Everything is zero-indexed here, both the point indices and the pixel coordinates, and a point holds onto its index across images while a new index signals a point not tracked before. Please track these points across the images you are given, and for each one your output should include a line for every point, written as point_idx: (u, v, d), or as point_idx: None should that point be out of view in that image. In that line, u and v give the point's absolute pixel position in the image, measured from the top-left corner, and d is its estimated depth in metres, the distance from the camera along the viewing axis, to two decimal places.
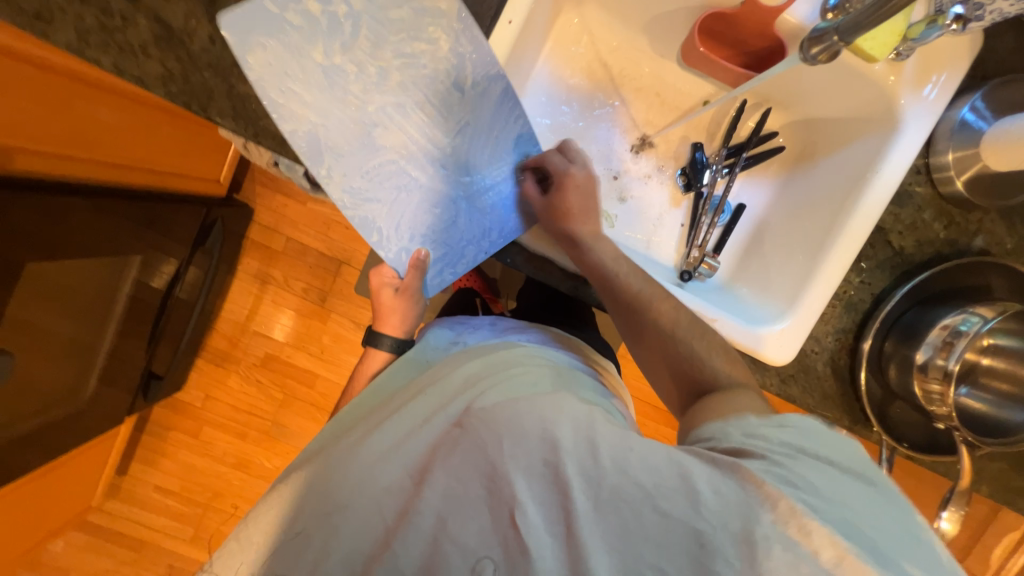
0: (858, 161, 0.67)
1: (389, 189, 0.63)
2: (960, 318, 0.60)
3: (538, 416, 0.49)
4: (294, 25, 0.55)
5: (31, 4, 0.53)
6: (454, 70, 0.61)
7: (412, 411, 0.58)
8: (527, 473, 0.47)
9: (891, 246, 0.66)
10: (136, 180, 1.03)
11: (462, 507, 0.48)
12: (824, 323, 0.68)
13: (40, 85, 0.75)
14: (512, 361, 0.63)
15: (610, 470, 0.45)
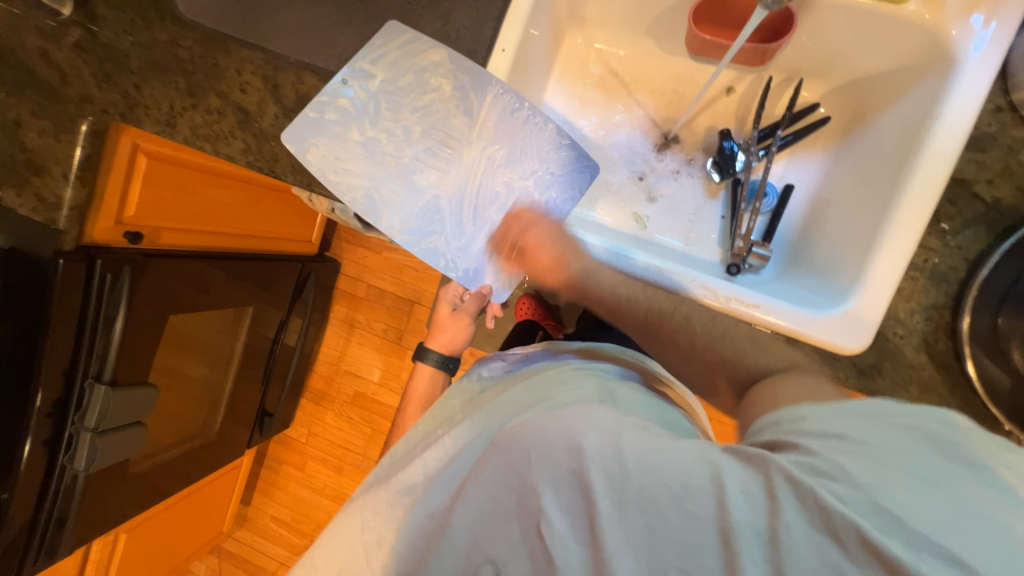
0: (917, 111, 0.59)
1: (441, 220, 0.69)
2: None
3: (565, 429, 0.48)
4: (333, 120, 0.67)
5: (164, 116, 0.74)
6: (462, 103, 0.68)
7: (457, 435, 0.63)
8: (551, 482, 0.46)
9: (980, 200, 0.55)
10: (249, 246, 1.28)
11: (485, 512, 0.48)
12: (905, 300, 0.57)
13: (181, 179, 1.00)
14: (558, 383, 0.63)
15: (636, 473, 0.43)
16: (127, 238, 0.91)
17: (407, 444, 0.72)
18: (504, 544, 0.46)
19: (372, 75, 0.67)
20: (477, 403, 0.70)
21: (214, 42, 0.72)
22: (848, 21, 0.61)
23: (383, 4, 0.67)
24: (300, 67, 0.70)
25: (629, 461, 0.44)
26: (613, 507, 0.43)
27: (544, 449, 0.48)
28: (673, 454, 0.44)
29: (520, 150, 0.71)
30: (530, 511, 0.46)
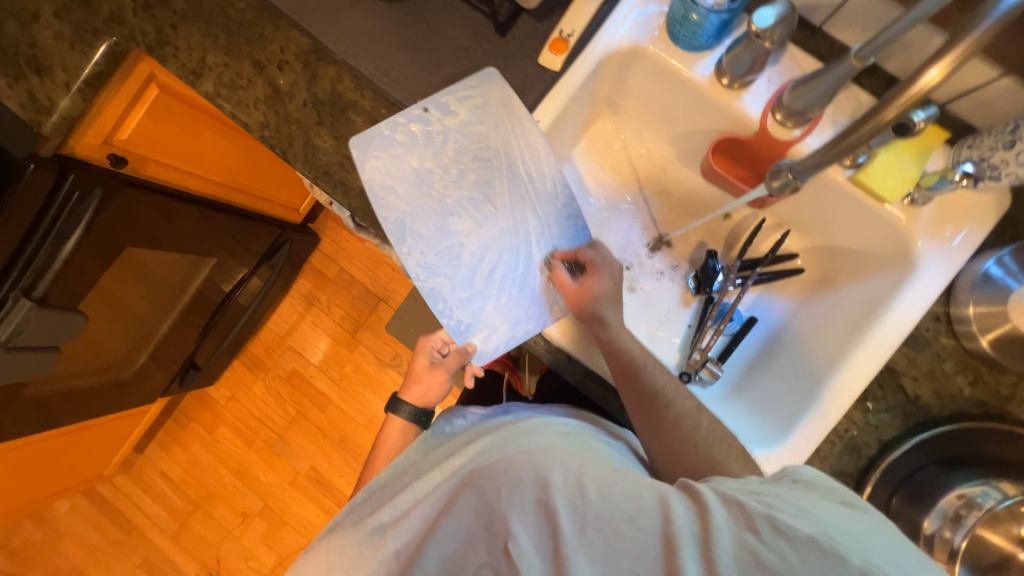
0: (874, 295, 0.66)
1: (458, 266, 0.68)
2: (979, 489, 0.55)
3: (533, 463, 0.50)
4: (400, 141, 0.67)
5: (192, 64, 0.73)
6: (517, 174, 0.69)
7: (426, 478, 0.61)
8: (520, 509, 0.46)
9: (903, 392, 0.62)
10: (233, 200, 1.23)
11: (460, 547, 0.49)
12: (819, 460, 0.62)
13: (184, 118, 0.96)
14: (525, 431, 0.64)
15: (595, 498, 0.45)
16: (109, 160, 0.88)
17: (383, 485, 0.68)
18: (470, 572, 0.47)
19: (455, 115, 0.67)
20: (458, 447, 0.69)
21: (267, 13, 0.72)
22: (843, 201, 0.67)
23: (444, 38, 0.69)
24: (343, 68, 0.71)
25: (587, 486, 0.46)
26: (576, 531, 0.44)
27: (507, 473, 0.50)
28: (622, 481, 0.47)
29: (556, 237, 0.72)
30: (495, 536, 0.47)
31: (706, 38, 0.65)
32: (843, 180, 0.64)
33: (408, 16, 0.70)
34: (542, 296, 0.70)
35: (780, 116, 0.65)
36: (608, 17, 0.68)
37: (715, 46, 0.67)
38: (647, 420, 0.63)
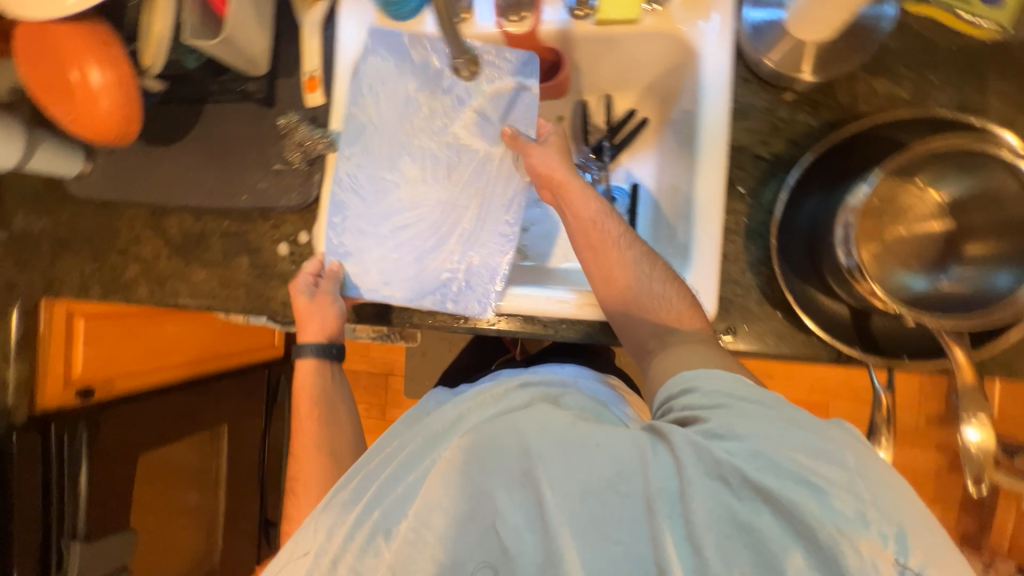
0: (690, 99, 0.66)
1: (371, 198, 0.69)
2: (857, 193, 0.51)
3: (516, 430, 0.46)
4: (415, 65, 0.69)
5: (77, 282, 0.82)
6: (478, 164, 0.69)
7: (387, 462, 0.55)
8: (505, 485, 0.44)
9: (763, 159, 0.61)
10: (214, 363, 1.27)
11: (442, 530, 0.44)
12: (734, 262, 0.62)
13: (125, 329, 1.06)
14: (504, 391, 0.57)
15: (578, 465, 0.43)
16: (77, 398, 0.98)
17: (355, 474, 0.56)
18: (456, 541, 0.44)
19: (483, 75, 0.67)
20: (435, 426, 0.56)
21: (104, 208, 0.81)
22: (615, 42, 0.68)
23: (232, 136, 0.74)
24: (178, 211, 0.79)
25: (571, 456, 0.44)
26: (563, 502, 0.42)
27: (497, 454, 0.45)
28: (609, 443, 0.44)
29: (485, 241, 0.67)
30: (485, 518, 0.44)
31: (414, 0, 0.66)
32: (596, 29, 0.66)
33: (198, 140, 0.76)
34: (428, 280, 0.67)
35: (514, 17, 0.66)
36: (334, 34, 0.70)
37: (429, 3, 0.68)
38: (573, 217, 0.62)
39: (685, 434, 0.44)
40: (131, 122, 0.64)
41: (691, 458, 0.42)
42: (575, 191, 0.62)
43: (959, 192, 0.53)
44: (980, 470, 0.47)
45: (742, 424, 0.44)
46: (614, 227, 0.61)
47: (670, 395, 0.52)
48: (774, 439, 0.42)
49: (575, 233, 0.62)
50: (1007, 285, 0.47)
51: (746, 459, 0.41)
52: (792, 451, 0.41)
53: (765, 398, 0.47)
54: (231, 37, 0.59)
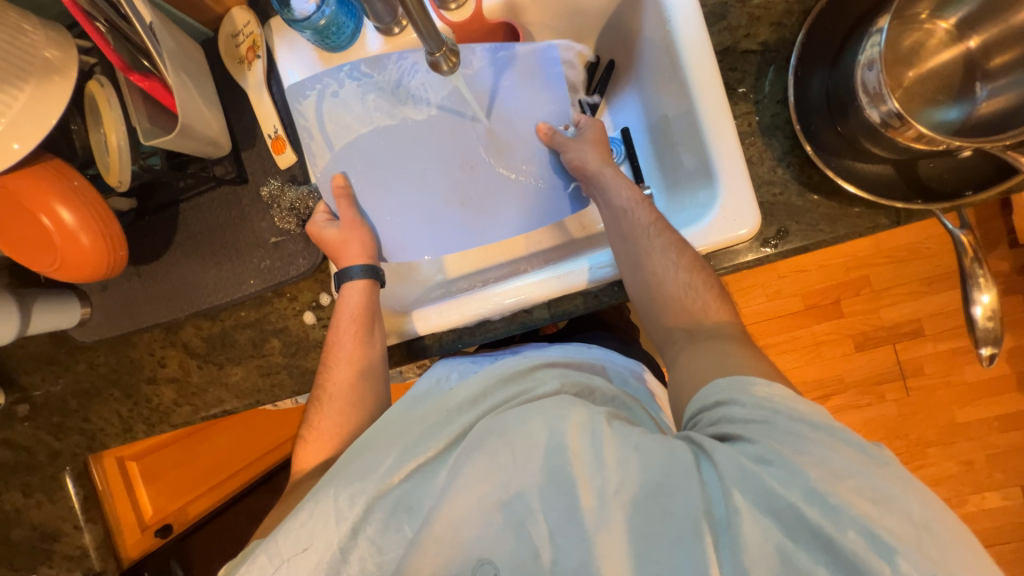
0: (654, 20, 0.63)
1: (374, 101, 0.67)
2: (874, 40, 0.48)
3: (548, 422, 0.47)
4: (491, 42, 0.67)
5: (119, 425, 0.79)
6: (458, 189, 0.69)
7: (402, 441, 0.51)
8: (537, 478, 0.45)
9: (752, 52, 0.59)
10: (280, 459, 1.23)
11: (476, 516, 0.45)
12: (760, 163, 0.59)
13: (176, 457, 1.03)
14: (526, 368, 0.57)
15: (613, 469, 0.44)
16: (158, 536, 0.98)
17: (368, 446, 0.52)
18: (479, 530, 0.44)
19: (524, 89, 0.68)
20: (459, 399, 0.54)
21: (119, 342, 0.78)
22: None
23: (218, 227, 0.71)
24: (193, 318, 0.75)
25: (606, 461, 0.44)
26: (598, 503, 0.43)
27: (528, 452, 0.46)
28: (648, 448, 0.44)
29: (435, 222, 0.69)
30: (517, 516, 0.44)
31: (349, 22, 0.64)
32: None
33: (185, 242, 0.72)
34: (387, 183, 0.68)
35: (454, 5, 0.63)
36: (283, 88, 0.68)
37: (362, 20, 0.66)
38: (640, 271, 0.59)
39: (731, 455, 0.41)
40: (115, 250, 0.61)
41: (740, 482, 0.40)
42: (607, 180, 0.63)
43: (971, 7, 0.50)
44: None
45: (799, 452, 0.40)
46: (646, 215, 0.60)
47: (707, 403, 0.48)
48: (836, 473, 0.39)
49: (610, 221, 0.62)
50: None
51: (802, 497, 0.38)
52: (853, 490, 0.38)
53: (811, 416, 0.43)
54: (188, 125, 0.56)
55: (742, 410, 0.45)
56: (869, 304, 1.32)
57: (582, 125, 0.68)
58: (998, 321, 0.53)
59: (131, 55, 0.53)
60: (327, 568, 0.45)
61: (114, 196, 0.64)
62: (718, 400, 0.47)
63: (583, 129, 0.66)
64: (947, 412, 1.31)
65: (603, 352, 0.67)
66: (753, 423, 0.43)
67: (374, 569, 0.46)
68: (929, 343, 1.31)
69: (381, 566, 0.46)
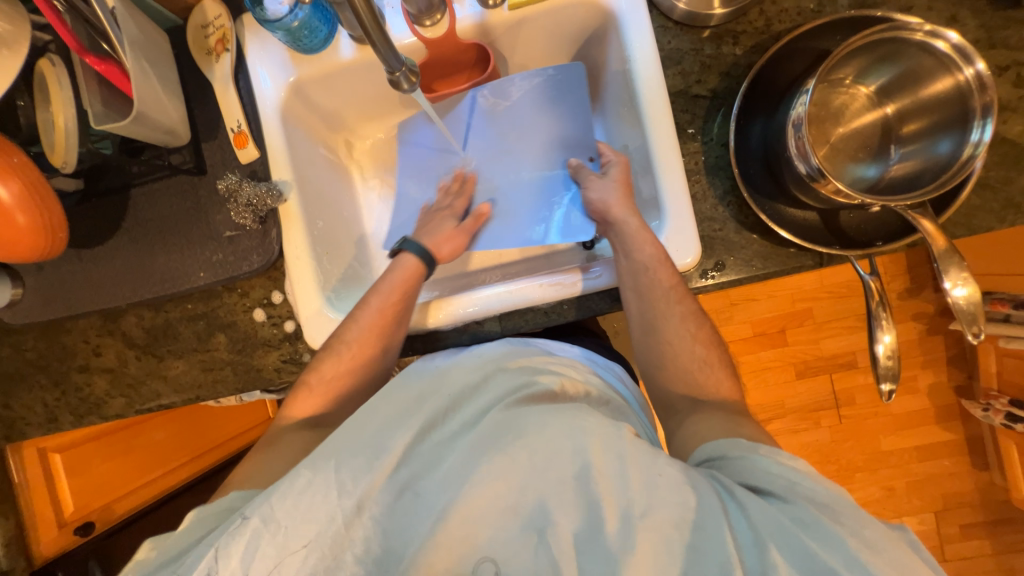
0: (617, 57, 0.67)
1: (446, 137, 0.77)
2: (803, 99, 0.53)
3: (572, 431, 0.45)
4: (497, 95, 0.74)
5: (43, 415, 0.75)
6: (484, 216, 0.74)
7: (414, 432, 0.49)
8: (556, 489, 0.43)
9: (702, 97, 0.64)
10: (221, 459, 1.19)
11: (488, 519, 0.43)
12: (705, 199, 0.64)
13: (110, 448, 0.99)
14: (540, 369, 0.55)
15: (639, 492, 0.41)
16: (78, 534, 0.92)
17: (372, 426, 0.49)
18: (495, 532, 0.42)
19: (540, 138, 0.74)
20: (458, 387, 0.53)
21: (51, 327, 0.75)
22: (535, 23, 0.69)
23: (170, 216, 0.69)
24: (137, 308, 0.73)
25: (631, 480, 0.42)
26: (615, 522, 0.41)
27: (547, 456, 0.44)
28: (673, 476, 0.42)
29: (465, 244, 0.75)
30: (539, 522, 0.42)
31: (322, 27, 0.64)
32: (510, 15, 0.66)
33: (134, 229, 0.70)
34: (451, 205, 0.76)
35: (428, 21, 0.63)
36: (250, 83, 0.67)
37: (337, 26, 0.67)
38: (653, 306, 0.60)
39: (769, 511, 0.40)
40: (53, 235, 0.59)
41: (776, 536, 0.39)
42: (630, 231, 0.62)
43: (886, 79, 0.56)
44: (974, 319, 0.50)
45: (833, 520, 0.39)
46: (667, 277, 0.59)
47: (728, 454, 0.48)
48: (869, 542, 0.38)
49: (629, 275, 0.61)
50: (950, 149, 0.51)
51: (841, 562, 0.36)
52: (887, 566, 0.36)
53: (843, 491, 0.42)
54: (144, 113, 0.55)
55: (774, 468, 0.44)
56: (811, 335, 1.41)
57: (609, 162, 0.68)
58: (897, 360, 0.59)
59: (90, 38, 0.52)
60: (329, 546, 0.43)
61: (57, 176, 0.62)
62: (747, 455, 0.46)
63: (610, 170, 0.67)
64: (874, 439, 1.41)
65: (590, 355, 0.67)
66: (781, 481, 0.43)
67: (379, 555, 0.44)
68: (862, 374, 1.40)
69: (386, 553, 0.44)
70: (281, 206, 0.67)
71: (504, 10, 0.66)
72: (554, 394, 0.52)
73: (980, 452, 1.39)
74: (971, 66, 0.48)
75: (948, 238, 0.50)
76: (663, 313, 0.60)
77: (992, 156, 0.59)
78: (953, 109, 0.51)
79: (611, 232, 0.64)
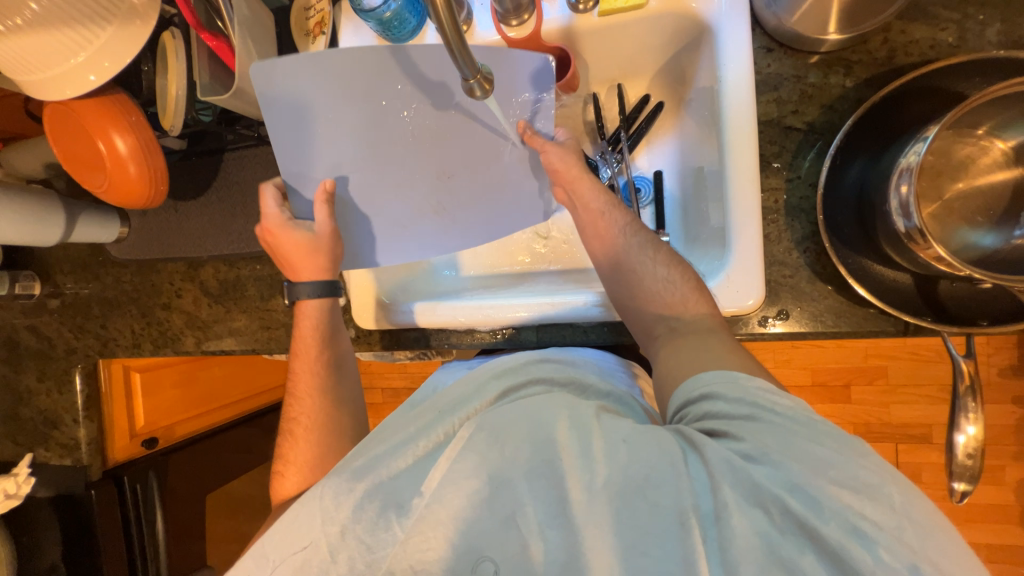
0: (709, 73, 0.62)
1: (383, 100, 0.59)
2: (916, 149, 0.47)
3: (538, 422, 0.44)
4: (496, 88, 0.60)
5: (130, 341, 0.86)
6: (441, 200, 0.65)
7: (392, 449, 0.47)
8: (526, 476, 0.42)
9: (795, 130, 0.58)
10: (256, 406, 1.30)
11: (462, 513, 0.41)
12: (778, 242, 0.59)
13: (173, 376, 1.09)
14: (533, 380, 0.50)
15: (602, 466, 0.41)
16: (144, 446, 1.03)
17: (357, 453, 0.49)
18: (468, 526, 0.41)
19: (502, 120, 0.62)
20: (447, 402, 0.49)
21: (144, 266, 0.84)
22: (624, 31, 0.66)
23: (253, 182, 0.75)
24: (212, 261, 0.81)
25: (595, 456, 0.41)
26: (581, 492, 0.40)
27: (517, 450, 0.43)
28: (637, 443, 0.41)
29: (421, 236, 0.67)
30: (506, 509, 0.41)
31: (412, 19, 0.66)
32: (600, 21, 0.64)
33: (222, 189, 0.77)
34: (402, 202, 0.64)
35: (515, 21, 0.64)
36: None
37: (426, 19, 0.68)
38: (620, 280, 0.60)
39: (720, 450, 0.39)
40: (156, 185, 0.65)
41: (727, 474, 0.38)
42: (593, 186, 0.63)
43: None
44: None
45: (790, 452, 0.38)
46: (630, 225, 0.62)
47: (689, 397, 0.46)
48: (821, 460, 0.37)
49: (597, 239, 0.63)
50: None
51: (785, 488, 0.37)
52: (838, 483, 0.36)
53: (799, 408, 0.42)
54: (242, 89, 0.60)
55: (731, 403, 0.43)
56: (880, 396, 1.26)
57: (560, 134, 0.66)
58: (978, 461, 0.51)
59: (207, 15, 0.57)
60: (316, 566, 0.43)
61: (166, 136, 0.69)
62: (703, 387, 0.45)
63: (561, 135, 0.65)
64: None
65: (613, 365, 0.62)
66: (738, 417, 0.42)
67: (364, 571, 0.42)
68: (933, 451, 1.25)
69: (370, 566, 0.42)
70: None
71: (593, 15, 0.63)
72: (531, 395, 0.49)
73: None
74: None
75: None
76: None
77: None
78: None
79: (573, 191, 0.64)
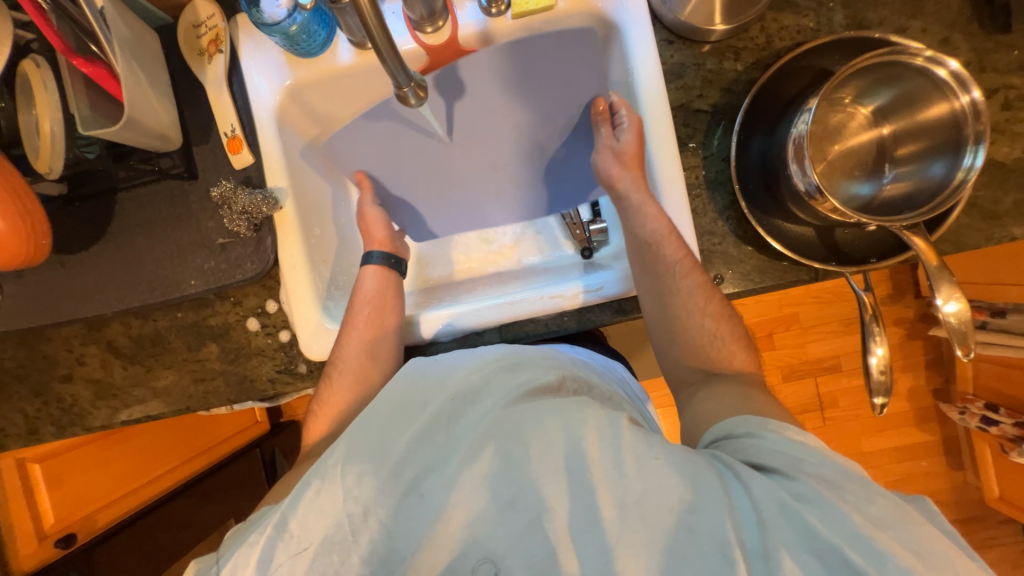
0: (621, 68, 0.67)
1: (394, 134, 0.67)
2: (804, 120, 0.54)
3: (563, 423, 0.46)
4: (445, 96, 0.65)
5: (23, 426, 0.72)
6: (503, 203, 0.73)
7: (418, 447, 0.47)
8: (553, 470, 0.43)
9: (703, 112, 0.65)
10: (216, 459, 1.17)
11: (482, 513, 0.43)
12: (705, 214, 0.64)
13: (91, 456, 0.96)
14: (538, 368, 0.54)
15: (634, 477, 0.42)
16: (60, 547, 0.87)
17: (372, 430, 0.49)
18: (494, 529, 0.42)
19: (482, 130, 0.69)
20: (460, 387, 0.52)
21: (30, 335, 0.72)
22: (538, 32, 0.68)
23: (159, 221, 0.67)
24: (121, 316, 0.71)
25: (628, 469, 0.42)
26: (614, 510, 0.41)
27: (545, 449, 0.45)
28: (671, 462, 0.42)
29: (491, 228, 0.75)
30: (530, 512, 0.42)
31: (321, 31, 0.63)
32: (514, 23, 0.66)
33: (120, 234, 0.67)
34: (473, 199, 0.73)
35: (430, 28, 0.63)
36: (244, 87, 0.65)
37: (336, 30, 0.65)
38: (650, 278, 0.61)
39: (770, 489, 0.40)
40: (34, 241, 0.56)
41: (778, 516, 0.38)
42: (633, 208, 0.62)
43: (883, 101, 0.58)
44: (964, 336, 0.51)
45: (837, 496, 0.38)
46: (675, 251, 0.59)
47: (733, 433, 0.48)
48: (874, 517, 0.37)
49: (632, 248, 0.62)
50: (942, 172, 0.52)
51: (843, 538, 0.36)
52: (891, 539, 0.36)
53: (849, 466, 0.41)
54: (134, 118, 0.53)
55: (774, 443, 0.44)
56: (797, 338, 1.44)
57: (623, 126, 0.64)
58: (889, 376, 0.60)
59: (77, 39, 0.50)
60: (336, 546, 0.43)
61: (41, 181, 0.59)
62: (750, 427, 0.47)
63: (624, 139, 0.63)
64: (856, 442, 1.45)
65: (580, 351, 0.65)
66: (780, 457, 0.43)
67: (384, 559, 0.44)
68: (844, 378, 1.44)
69: (391, 556, 0.44)
70: (277, 214, 0.66)
71: (507, 18, 0.65)
72: (556, 388, 0.51)
73: (955, 453, 1.44)
74: (967, 94, 0.50)
75: (941, 255, 0.52)
76: (662, 328, 0.61)
77: (982, 176, 0.60)
78: (948, 134, 0.52)
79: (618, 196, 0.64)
